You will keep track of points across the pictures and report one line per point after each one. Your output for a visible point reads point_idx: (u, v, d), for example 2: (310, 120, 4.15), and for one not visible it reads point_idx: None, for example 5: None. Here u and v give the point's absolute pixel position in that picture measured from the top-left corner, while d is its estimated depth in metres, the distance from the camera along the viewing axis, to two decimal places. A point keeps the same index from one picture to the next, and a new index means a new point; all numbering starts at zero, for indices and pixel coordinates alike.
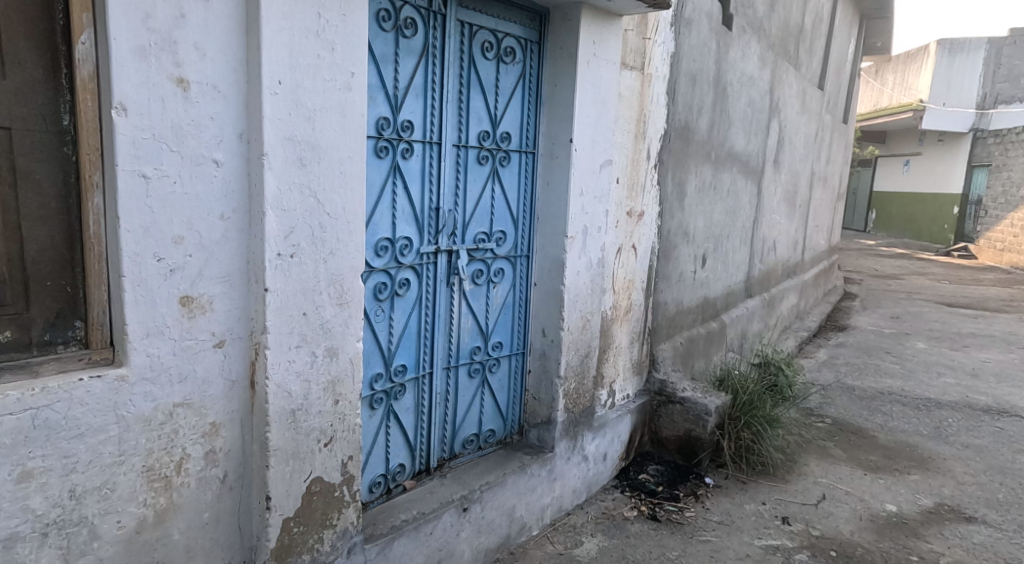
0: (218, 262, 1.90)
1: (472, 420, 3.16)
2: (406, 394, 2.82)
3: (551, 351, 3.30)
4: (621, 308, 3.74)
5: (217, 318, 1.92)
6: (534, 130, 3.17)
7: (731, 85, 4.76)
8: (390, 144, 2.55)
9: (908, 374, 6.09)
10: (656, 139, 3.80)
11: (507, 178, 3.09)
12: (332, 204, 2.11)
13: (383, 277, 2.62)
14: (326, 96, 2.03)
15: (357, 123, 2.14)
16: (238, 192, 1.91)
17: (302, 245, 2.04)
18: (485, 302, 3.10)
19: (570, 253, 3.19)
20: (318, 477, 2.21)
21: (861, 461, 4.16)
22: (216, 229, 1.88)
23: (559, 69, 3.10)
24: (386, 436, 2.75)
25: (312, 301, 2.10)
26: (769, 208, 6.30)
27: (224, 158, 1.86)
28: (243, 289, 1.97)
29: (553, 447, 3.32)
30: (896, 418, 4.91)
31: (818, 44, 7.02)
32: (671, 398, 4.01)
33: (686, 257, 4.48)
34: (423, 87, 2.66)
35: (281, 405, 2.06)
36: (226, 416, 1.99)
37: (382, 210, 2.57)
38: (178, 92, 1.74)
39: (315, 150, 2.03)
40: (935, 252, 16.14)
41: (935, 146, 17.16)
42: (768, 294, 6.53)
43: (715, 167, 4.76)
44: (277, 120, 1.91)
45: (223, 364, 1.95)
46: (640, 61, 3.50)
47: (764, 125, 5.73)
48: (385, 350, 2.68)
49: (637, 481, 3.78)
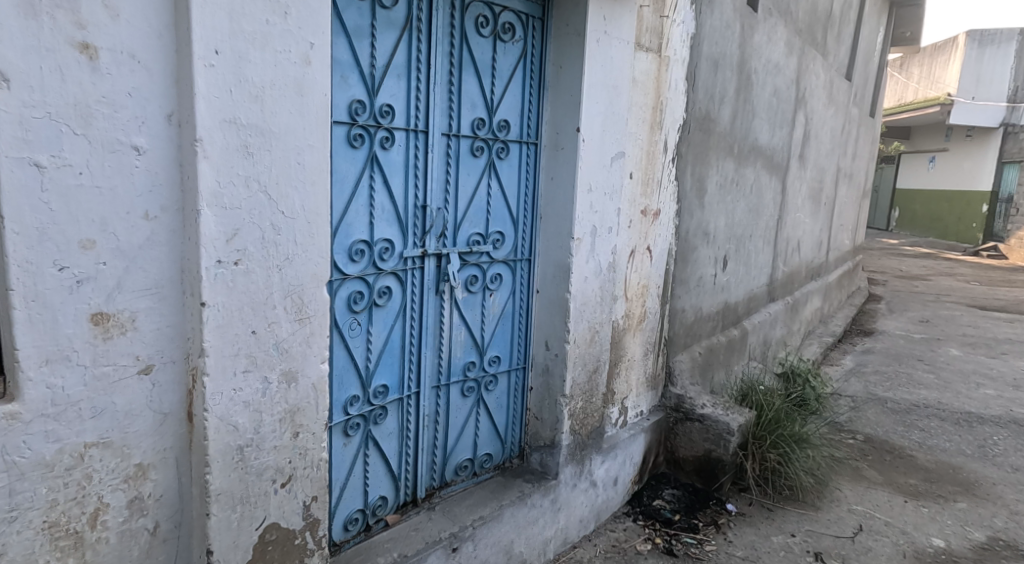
0: (141, 271, 1.56)
1: (466, 445, 2.82)
2: (388, 418, 2.48)
3: (555, 366, 2.94)
4: (635, 316, 3.37)
5: (141, 339, 1.58)
6: (536, 118, 2.81)
7: (757, 73, 4.37)
8: (366, 132, 2.21)
9: (944, 384, 5.67)
10: (674, 130, 3.42)
11: (506, 172, 2.74)
12: (288, 201, 1.77)
13: (360, 286, 2.27)
14: (277, 71, 1.69)
15: (319, 104, 1.79)
16: (167, 185, 1.58)
17: (250, 250, 1.70)
18: (481, 312, 2.75)
19: (576, 257, 2.83)
20: (273, 524, 1.87)
21: (900, 485, 3.76)
22: (139, 231, 1.54)
23: (565, 49, 2.74)
24: (364, 466, 2.41)
25: (263, 317, 1.76)
26: (794, 206, 5.90)
27: (147, 143, 1.52)
28: (177, 302, 1.64)
29: (557, 474, 2.96)
30: (936, 435, 4.51)
31: (847, 31, 6.59)
32: (689, 416, 3.65)
33: (705, 260, 4.11)
34: (406, 67, 2.31)
35: (225, 442, 1.72)
36: (157, 455, 1.66)
37: (357, 208, 2.23)
38: (83, 61, 1.40)
39: (264, 136, 1.69)
40: (962, 252, 15.57)
41: (962, 141, 16.55)
42: (792, 298, 6.12)
43: (738, 162, 4.37)
44: (214, 99, 1.57)
45: (151, 394, 1.62)
46: (656, 42, 3.13)
47: (790, 118, 5.33)
48: (362, 369, 2.34)
49: (651, 508, 3.42)
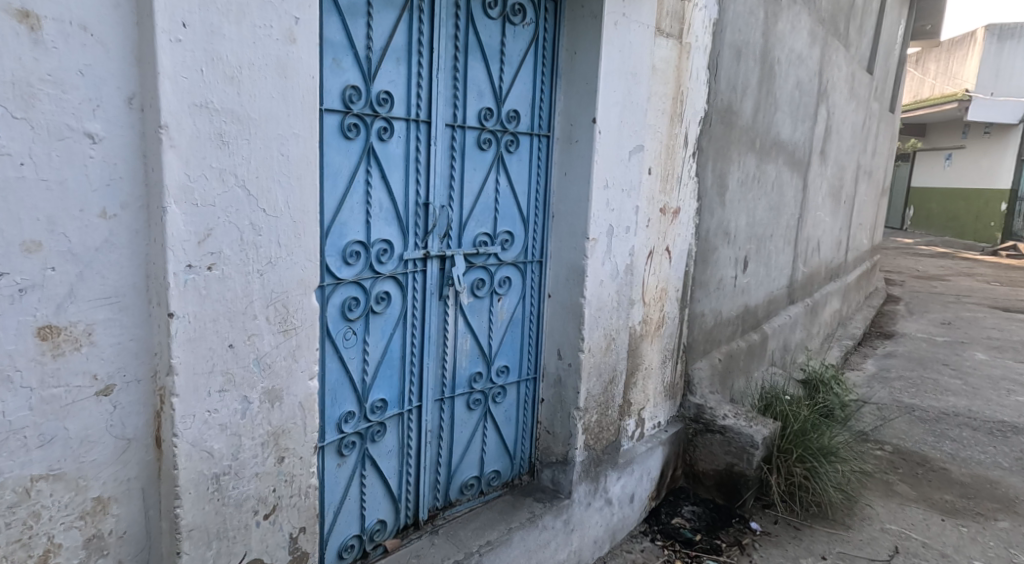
0: (98, 277, 1.36)
1: (472, 462, 2.61)
2: (387, 435, 2.27)
3: (568, 377, 2.73)
4: (653, 322, 3.16)
5: (99, 356, 1.38)
6: (548, 108, 2.59)
7: (780, 63, 4.14)
8: (362, 122, 2.00)
9: (973, 391, 5.42)
10: (695, 123, 3.20)
11: (516, 167, 2.52)
12: (271, 196, 1.56)
13: (355, 292, 2.06)
14: (256, 49, 1.48)
15: (305, 88, 1.59)
16: (127, 178, 1.38)
17: (226, 253, 1.50)
18: (488, 318, 2.54)
19: (591, 259, 2.61)
20: (255, 560, 1.67)
21: (935, 502, 3.53)
22: (95, 231, 1.34)
23: (579, 34, 2.53)
24: (360, 488, 2.21)
25: (242, 328, 1.55)
26: (814, 205, 5.66)
27: (103, 130, 1.32)
28: (141, 313, 1.44)
29: (570, 493, 2.74)
30: (969, 445, 4.27)
31: (869, 23, 6.33)
32: (710, 427, 3.44)
33: (726, 261, 3.88)
34: (406, 50, 2.10)
35: (198, 470, 1.52)
36: (119, 487, 1.45)
37: (351, 206, 2.02)
38: (23, 32, 1.20)
39: (241, 123, 1.48)
40: (979, 252, 15.25)
41: (980, 139, 16.20)
42: (811, 300, 5.89)
43: (760, 157, 4.14)
44: (181, 79, 1.37)
45: (112, 417, 1.42)
46: (677, 28, 2.90)
47: (812, 112, 5.09)
48: (358, 383, 2.13)
49: (670, 527, 3.21)
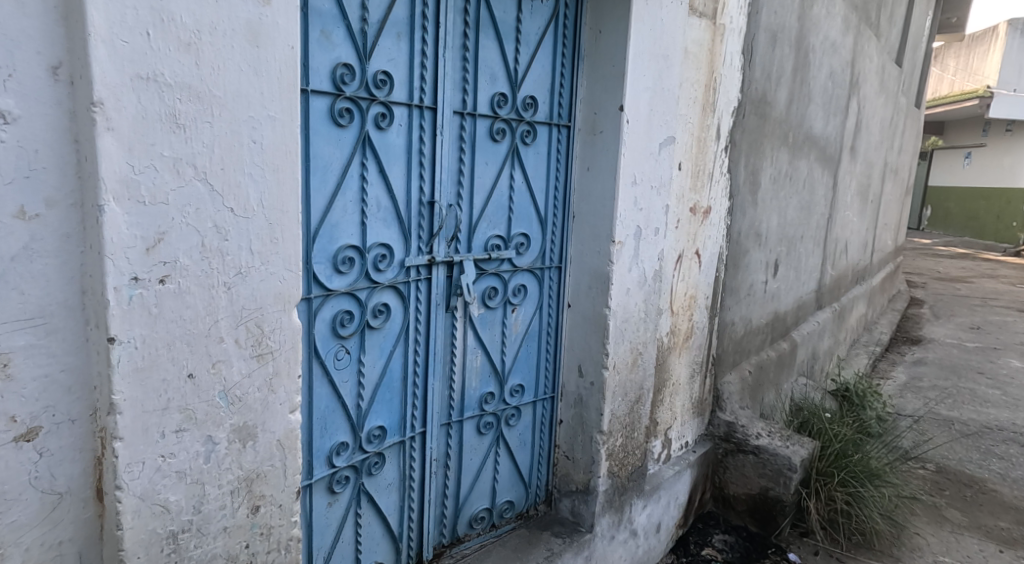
0: (15, 295, 1.08)
1: (482, 493, 2.32)
2: (386, 466, 1.99)
3: (590, 398, 2.43)
4: (681, 333, 2.86)
5: (17, 393, 1.10)
6: (569, 95, 2.30)
7: (814, 51, 3.83)
8: (356, 107, 1.71)
9: (1014, 402, 5.09)
10: (727, 114, 2.90)
11: (533, 161, 2.23)
12: (239, 192, 1.27)
13: (349, 305, 1.78)
14: (219, 10, 1.19)
15: (281, 61, 1.30)
16: (54, 169, 1.10)
17: (183, 262, 1.21)
18: (501, 331, 2.25)
19: (617, 264, 2.32)
20: None
21: (991, 530, 3.21)
22: (10, 236, 1.06)
23: (604, 10, 2.23)
24: (354, 528, 1.92)
25: (204, 354, 1.27)
26: (843, 204, 5.35)
27: (18, 106, 1.04)
28: (76, 338, 1.16)
29: (592, 526, 2.46)
30: (1018, 464, 3.95)
31: (900, 12, 6.00)
32: (741, 447, 3.13)
33: (757, 265, 3.58)
34: (408, 24, 1.81)
35: (150, 529, 1.24)
36: (48, 553, 1.17)
37: (344, 205, 1.73)
38: None
39: (201, 102, 1.19)
40: (1001, 252, 14.87)
41: (1001, 137, 15.80)
42: (838, 304, 5.57)
43: (792, 153, 3.84)
44: (120, 44, 1.09)
45: (38, 468, 1.14)
46: (711, 7, 2.59)
47: (844, 105, 4.78)
48: (352, 409, 1.84)
49: (700, 559, 2.92)
